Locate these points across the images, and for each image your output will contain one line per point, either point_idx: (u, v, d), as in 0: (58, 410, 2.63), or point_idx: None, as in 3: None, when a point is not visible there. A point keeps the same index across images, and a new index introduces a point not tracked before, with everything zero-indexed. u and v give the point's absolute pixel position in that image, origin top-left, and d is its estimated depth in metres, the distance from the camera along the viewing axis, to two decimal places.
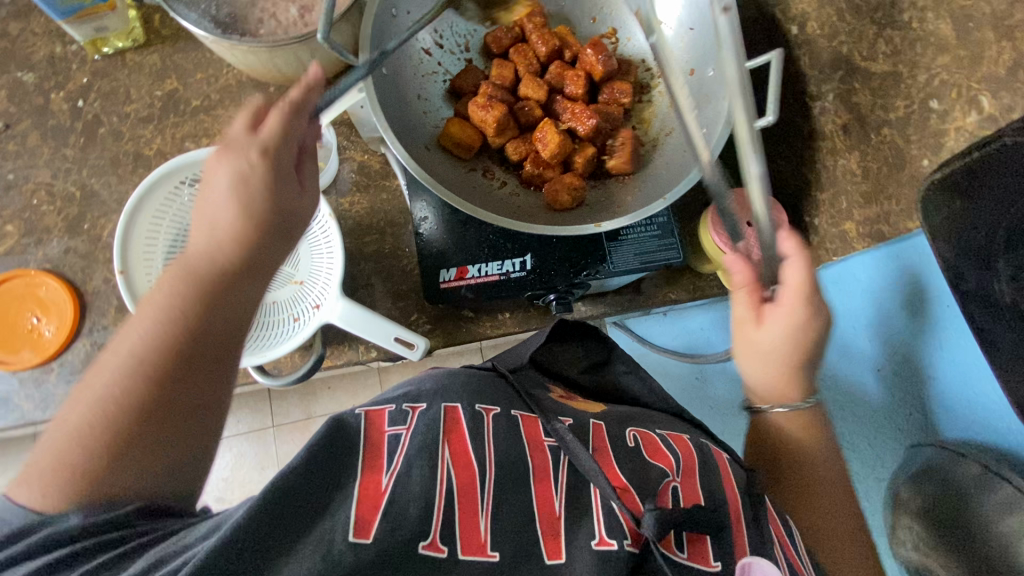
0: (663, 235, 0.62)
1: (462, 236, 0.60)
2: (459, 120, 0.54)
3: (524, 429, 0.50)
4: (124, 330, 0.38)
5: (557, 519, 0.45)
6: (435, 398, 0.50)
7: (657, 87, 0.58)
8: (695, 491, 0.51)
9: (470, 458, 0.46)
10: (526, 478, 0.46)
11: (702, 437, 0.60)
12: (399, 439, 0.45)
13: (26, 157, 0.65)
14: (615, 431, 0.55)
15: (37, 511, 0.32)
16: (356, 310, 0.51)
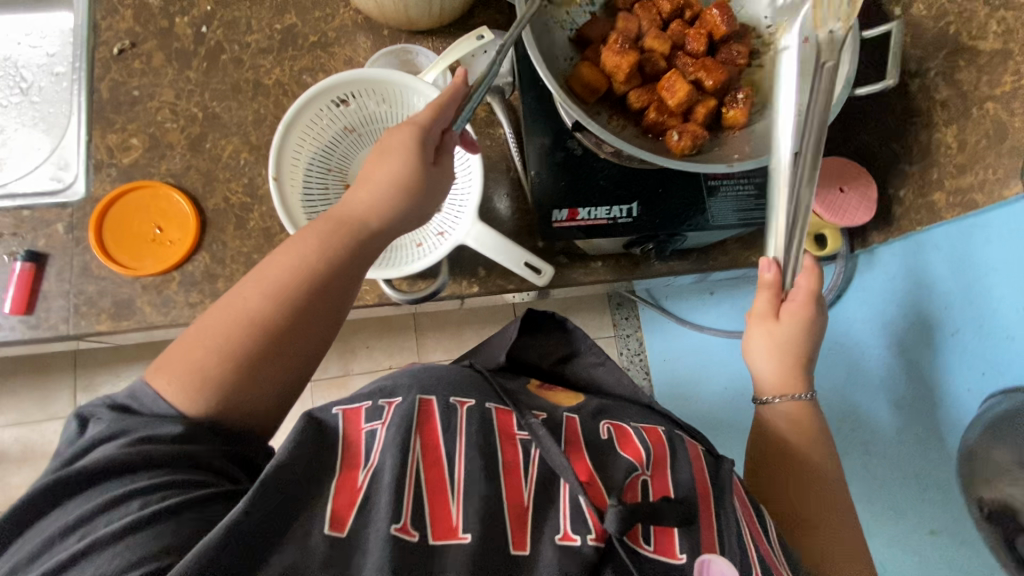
0: (759, 195, 0.66)
1: (574, 179, 0.63)
2: (590, 64, 0.58)
3: (497, 423, 0.53)
4: (276, 261, 0.48)
5: (525, 508, 0.47)
6: (411, 391, 0.52)
7: (768, 53, 0.62)
8: (664, 482, 0.52)
9: (441, 453, 0.48)
10: (495, 471, 0.49)
11: (676, 428, 0.61)
12: (374, 434, 0.48)
13: (151, 76, 0.68)
14: (590, 425, 0.58)
15: (131, 423, 0.42)
16: (488, 232, 0.56)
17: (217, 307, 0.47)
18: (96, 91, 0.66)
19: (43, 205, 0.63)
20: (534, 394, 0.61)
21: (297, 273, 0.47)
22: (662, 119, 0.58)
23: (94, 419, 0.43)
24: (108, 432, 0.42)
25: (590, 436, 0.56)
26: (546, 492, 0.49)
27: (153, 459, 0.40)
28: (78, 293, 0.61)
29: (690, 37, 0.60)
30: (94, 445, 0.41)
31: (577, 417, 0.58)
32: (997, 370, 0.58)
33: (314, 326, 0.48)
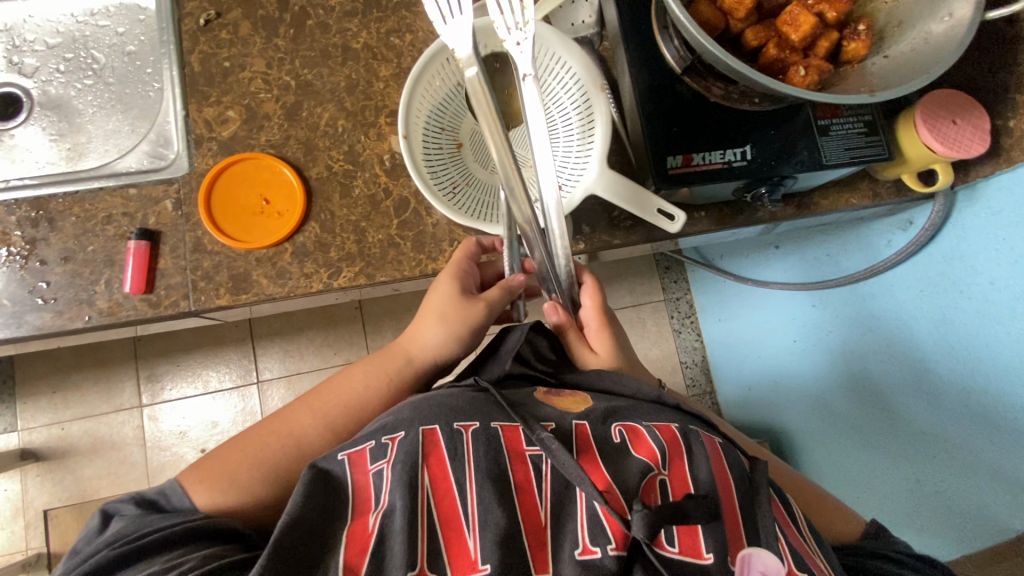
0: (870, 132, 0.65)
1: (685, 124, 0.62)
2: (708, 3, 0.56)
3: (505, 441, 0.50)
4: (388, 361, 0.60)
5: (542, 527, 0.46)
6: (412, 424, 0.50)
7: None
8: (683, 479, 0.50)
9: (451, 482, 0.47)
10: (509, 492, 0.47)
11: (688, 420, 0.56)
12: (381, 474, 0.47)
13: (240, 46, 0.66)
14: (602, 430, 0.53)
15: (161, 514, 0.47)
16: (621, 180, 0.57)
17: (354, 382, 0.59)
18: (187, 64, 0.65)
19: (148, 183, 0.62)
20: (542, 401, 0.55)
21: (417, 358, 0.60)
22: (783, 56, 0.57)
23: (120, 514, 0.48)
24: (132, 525, 0.46)
25: (602, 442, 0.52)
26: (562, 508, 0.47)
27: (204, 533, 0.45)
28: (193, 269, 0.61)
29: None
30: (124, 532, 0.45)
31: (587, 424, 0.53)
32: None
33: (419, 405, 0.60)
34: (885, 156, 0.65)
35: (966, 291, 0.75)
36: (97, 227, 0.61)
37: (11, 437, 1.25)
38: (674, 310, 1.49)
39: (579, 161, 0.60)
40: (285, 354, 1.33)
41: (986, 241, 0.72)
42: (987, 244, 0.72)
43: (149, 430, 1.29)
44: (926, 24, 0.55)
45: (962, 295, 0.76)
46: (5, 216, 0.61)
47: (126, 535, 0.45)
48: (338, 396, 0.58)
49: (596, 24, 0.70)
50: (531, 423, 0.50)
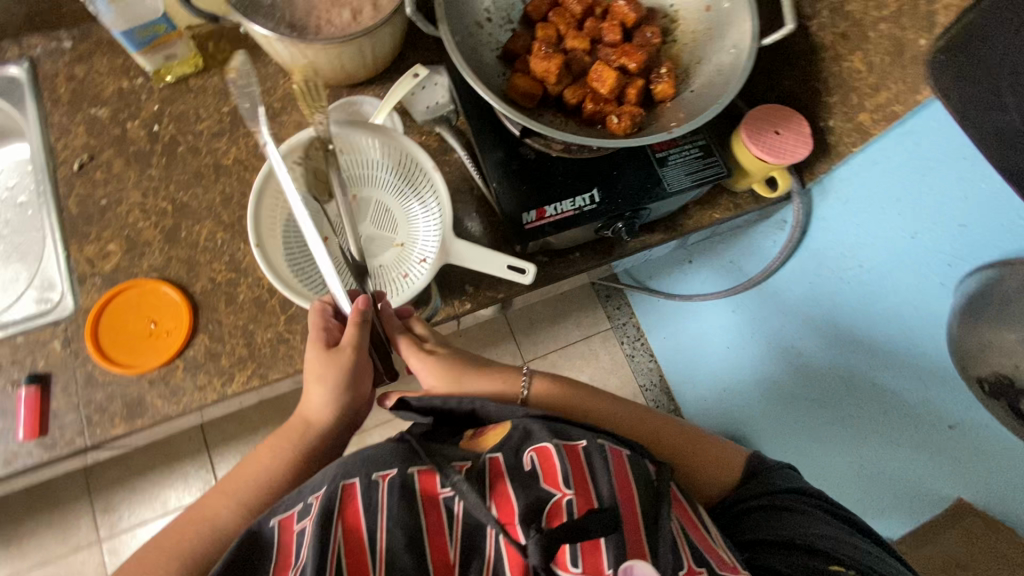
0: (705, 155, 0.70)
1: (534, 181, 0.67)
2: (522, 74, 0.62)
3: (420, 488, 0.47)
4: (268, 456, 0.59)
5: (450, 574, 0.44)
6: (333, 479, 0.46)
7: (678, 28, 0.67)
8: (590, 497, 0.46)
9: (363, 533, 0.44)
10: (416, 538, 0.44)
11: (601, 437, 0.52)
12: (296, 539, 0.44)
13: (115, 182, 0.70)
14: (519, 458, 0.49)
15: None
16: (470, 247, 0.64)
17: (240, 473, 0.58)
18: (66, 209, 0.69)
19: (35, 327, 0.64)
20: (462, 448, 0.52)
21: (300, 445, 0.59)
22: (599, 108, 0.62)
23: None
24: None
25: (514, 468, 0.48)
26: (470, 548, 0.45)
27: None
28: (87, 403, 0.62)
29: (605, 30, 0.65)
30: None
31: (501, 457, 0.49)
32: (963, 251, 0.61)
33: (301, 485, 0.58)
34: (723, 173, 0.70)
35: (846, 282, 0.80)
36: None
37: None
38: (623, 336, 1.52)
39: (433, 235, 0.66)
40: (242, 456, 1.31)
41: (846, 233, 0.78)
42: (847, 234, 0.77)
43: (110, 565, 1.22)
44: (716, 59, 0.62)
45: (843, 286, 0.81)
46: None
47: None
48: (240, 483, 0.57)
49: (450, 100, 0.75)
50: (443, 466, 0.47)
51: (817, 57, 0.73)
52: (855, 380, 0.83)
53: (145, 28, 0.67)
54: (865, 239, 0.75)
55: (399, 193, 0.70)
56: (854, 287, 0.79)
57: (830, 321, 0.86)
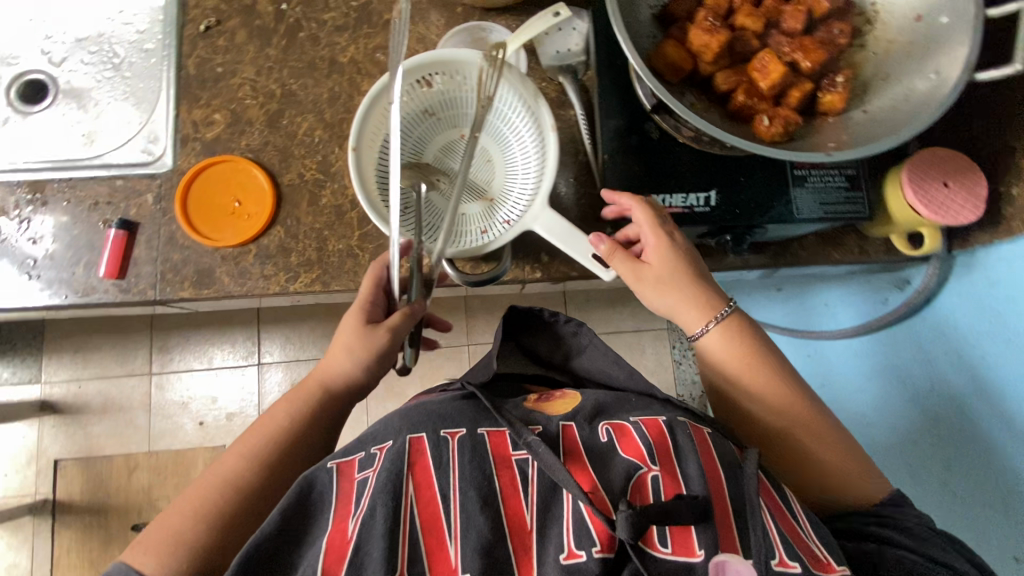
0: (850, 188, 0.62)
1: (651, 163, 0.61)
2: (677, 43, 0.55)
3: (490, 446, 0.54)
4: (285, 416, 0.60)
5: (529, 534, 0.49)
6: (401, 433, 0.54)
7: (872, 32, 0.57)
8: (673, 477, 0.52)
9: (435, 492, 0.50)
10: (492, 496, 0.50)
11: (678, 415, 0.60)
12: (365, 483, 0.51)
13: (234, 53, 0.70)
14: (588, 431, 0.57)
15: None
16: (558, 220, 0.59)
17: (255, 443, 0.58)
18: (184, 67, 0.69)
19: (134, 176, 0.67)
20: (532, 408, 0.59)
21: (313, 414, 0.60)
22: (751, 103, 0.54)
23: None
24: None
25: (589, 441, 0.56)
26: (547, 511, 0.50)
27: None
28: (164, 261, 0.65)
29: (786, 13, 0.56)
30: None
31: (574, 425, 0.57)
32: None
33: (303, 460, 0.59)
34: (864, 215, 0.61)
35: (954, 371, 0.72)
36: (84, 213, 0.66)
37: (33, 390, 1.33)
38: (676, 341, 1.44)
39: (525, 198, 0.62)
40: (286, 340, 1.38)
41: (975, 320, 0.69)
42: (975, 322, 0.69)
43: (155, 397, 1.35)
44: (908, 82, 0.52)
45: (950, 373, 0.73)
46: (6, 195, 0.66)
47: None
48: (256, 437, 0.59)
49: (583, 51, 0.68)
50: (517, 427, 0.53)
51: None
52: (927, 467, 0.77)
53: None
54: (998, 334, 0.66)
55: (508, 140, 0.65)
56: (964, 379, 0.71)
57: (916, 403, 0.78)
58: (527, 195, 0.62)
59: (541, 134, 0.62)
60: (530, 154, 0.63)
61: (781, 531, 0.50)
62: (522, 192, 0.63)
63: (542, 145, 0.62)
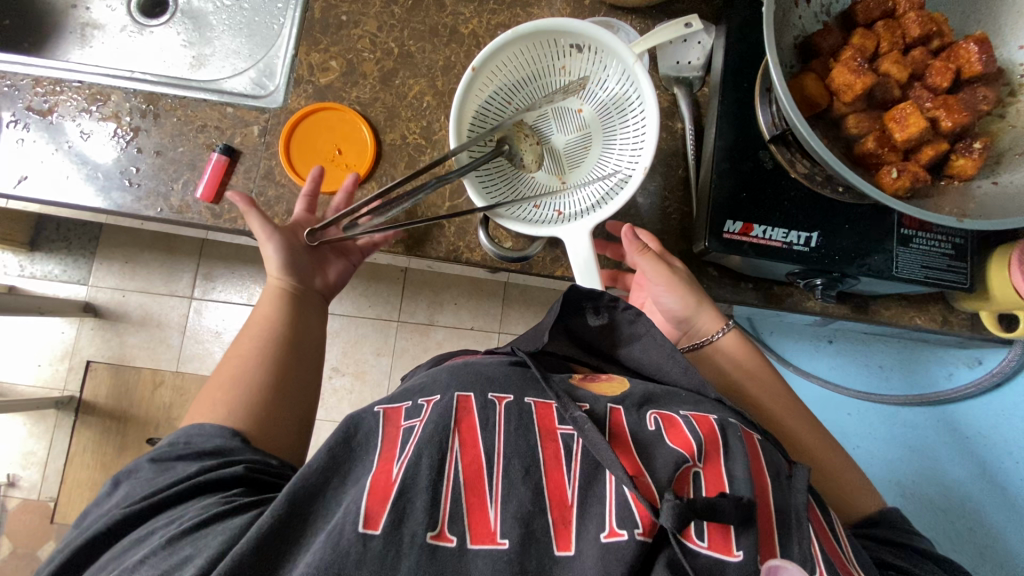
0: (954, 256, 0.60)
1: (760, 191, 0.60)
2: (817, 77, 0.54)
3: (536, 417, 0.52)
4: (256, 324, 0.61)
5: (569, 509, 0.47)
6: (448, 390, 0.54)
7: (1017, 103, 0.54)
8: (719, 478, 0.49)
9: (479, 450, 0.49)
10: (535, 465, 0.49)
11: (729, 414, 0.55)
12: (412, 432, 0.51)
13: (360, 5, 0.70)
14: (635, 417, 0.54)
15: (193, 445, 0.51)
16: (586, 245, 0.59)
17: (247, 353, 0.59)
18: (310, 9, 0.70)
19: (244, 106, 0.68)
20: (577, 384, 0.58)
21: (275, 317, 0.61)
22: (880, 152, 0.53)
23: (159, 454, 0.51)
24: (171, 455, 0.50)
25: (636, 429, 0.53)
26: (589, 488, 0.48)
27: (240, 478, 0.48)
28: (258, 194, 0.66)
29: (933, 69, 0.54)
30: (178, 466, 0.50)
31: (621, 410, 0.55)
32: None
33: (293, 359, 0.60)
34: (962, 285, 0.60)
35: (1002, 455, 0.71)
36: (190, 133, 0.67)
37: (78, 289, 1.33)
38: None
39: (607, 193, 0.61)
40: None
41: None
42: None
43: (191, 321, 1.35)
44: None
45: (998, 458, 0.72)
46: (121, 101, 0.68)
47: (182, 465, 0.49)
48: (245, 348, 0.59)
49: (703, 66, 0.68)
50: (564, 401, 0.52)
51: None
52: (955, 539, 0.76)
53: None
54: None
55: (609, 138, 0.64)
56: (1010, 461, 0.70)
57: (956, 479, 0.77)
58: (593, 200, 0.61)
59: (638, 153, 0.60)
60: (619, 161, 0.62)
61: (824, 549, 0.47)
62: (590, 197, 0.62)
63: (632, 162, 0.60)
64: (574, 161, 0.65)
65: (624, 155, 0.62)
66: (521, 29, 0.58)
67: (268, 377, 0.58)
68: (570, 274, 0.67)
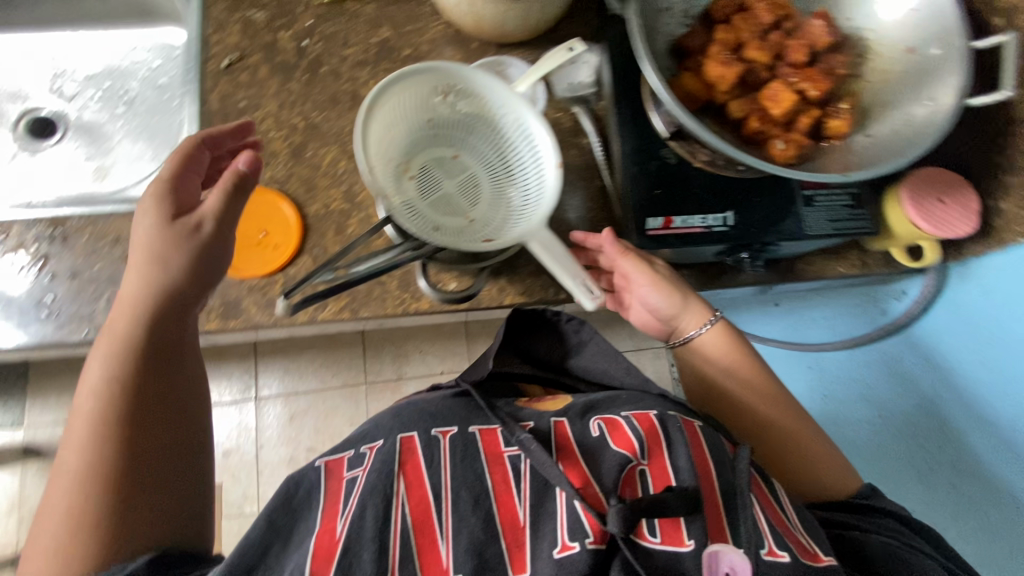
0: (855, 205, 0.66)
1: (670, 188, 0.64)
2: (693, 74, 0.59)
3: (482, 443, 0.53)
4: (83, 457, 0.44)
5: (521, 529, 0.48)
6: (391, 434, 0.53)
7: (868, 61, 0.61)
8: (664, 472, 0.51)
9: (425, 488, 0.49)
10: (485, 493, 0.49)
11: (669, 406, 0.58)
12: (354, 481, 0.50)
13: (256, 88, 0.71)
14: (580, 424, 0.56)
15: None
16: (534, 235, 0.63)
17: (65, 500, 0.43)
18: (206, 102, 0.70)
19: None
20: (522, 405, 0.59)
21: (105, 438, 0.44)
22: (764, 129, 0.58)
23: None
24: None
25: (581, 437, 0.54)
26: (540, 506, 0.49)
27: None
28: None
29: (791, 47, 0.60)
30: None
31: (566, 421, 0.56)
32: None
33: (154, 482, 0.45)
34: (870, 230, 0.65)
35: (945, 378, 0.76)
36: (105, 248, 0.65)
37: (11, 435, 1.22)
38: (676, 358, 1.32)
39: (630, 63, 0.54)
40: (285, 372, 1.34)
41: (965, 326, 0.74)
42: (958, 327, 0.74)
43: None
44: (905, 106, 0.57)
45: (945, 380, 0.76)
46: (24, 232, 0.65)
47: None
48: (66, 490, 0.43)
49: (592, 83, 0.73)
50: (510, 424, 0.52)
51: (1004, 136, 0.64)
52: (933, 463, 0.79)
53: None
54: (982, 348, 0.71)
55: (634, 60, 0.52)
56: None
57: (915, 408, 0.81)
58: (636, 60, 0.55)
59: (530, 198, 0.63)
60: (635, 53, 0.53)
61: (770, 521, 0.50)
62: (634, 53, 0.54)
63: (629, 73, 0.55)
64: (470, 201, 0.60)
65: (528, 186, 0.59)
66: (408, 70, 0.54)
67: (117, 518, 0.43)
68: (519, 300, 0.68)
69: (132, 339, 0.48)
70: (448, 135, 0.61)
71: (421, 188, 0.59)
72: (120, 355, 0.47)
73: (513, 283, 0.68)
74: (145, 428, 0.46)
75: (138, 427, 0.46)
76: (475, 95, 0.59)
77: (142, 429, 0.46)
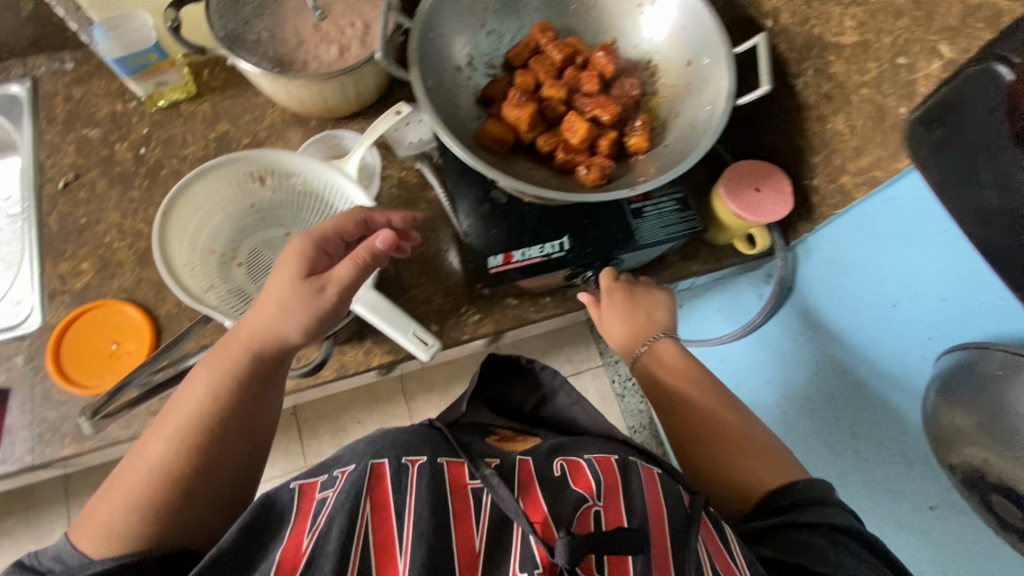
0: (683, 209, 0.69)
1: (504, 226, 0.67)
2: (495, 120, 0.63)
3: (449, 475, 0.50)
4: (146, 469, 0.47)
5: (475, 556, 0.46)
6: (363, 458, 0.50)
7: (658, 79, 0.66)
8: (617, 512, 0.50)
9: (391, 511, 0.47)
10: (446, 521, 0.47)
11: (630, 454, 0.58)
12: (324, 504, 0.47)
13: (97, 202, 0.72)
14: (542, 463, 0.55)
15: None
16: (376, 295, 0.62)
17: (127, 492, 0.46)
18: (46, 225, 0.70)
19: (2, 341, 0.65)
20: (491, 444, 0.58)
21: (184, 446, 0.48)
22: (570, 158, 0.62)
23: None
24: None
25: (542, 475, 0.53)
26: (498, 536, 0.47)
27: None
28: (41, 422, 0.63)
29: (584, 79, 0.65)
30: None
31: (530, 460, 0.55)
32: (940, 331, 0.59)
33: (209, 484, 0.48)
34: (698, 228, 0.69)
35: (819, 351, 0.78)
36: None
37: None
38: (615, 374, 1.32)
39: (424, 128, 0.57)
40: None
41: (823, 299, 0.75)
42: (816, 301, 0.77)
43: None
44: (691, 114, 0.62)
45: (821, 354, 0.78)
46: None
47: None
48: (129, 485, 0.46)
49: (433, 138, 0.73)
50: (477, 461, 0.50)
51: (800, 121, 0.69)
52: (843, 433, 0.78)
53: (137, 55, 0.70)
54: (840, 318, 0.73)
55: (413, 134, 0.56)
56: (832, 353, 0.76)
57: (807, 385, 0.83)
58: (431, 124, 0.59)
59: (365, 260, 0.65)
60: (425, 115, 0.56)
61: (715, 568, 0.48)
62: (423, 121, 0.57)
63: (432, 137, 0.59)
64: None
65: None
66: (203, 169, 0.56)
67: (168, 527, 0.46)
68: (386, 360, 0.68)
69: (248, 383, 0.51)
70: (275, 215, 0.64)
71: (251, 272, 0.62)
72: (222, 391, 0.50)
73: (379, 342, 0.68)
74: (219, 443, 0.49)
75: (211, 441, 0.49)
76: (284, 177, 0.61)
77: (217, 445, 0.49)
